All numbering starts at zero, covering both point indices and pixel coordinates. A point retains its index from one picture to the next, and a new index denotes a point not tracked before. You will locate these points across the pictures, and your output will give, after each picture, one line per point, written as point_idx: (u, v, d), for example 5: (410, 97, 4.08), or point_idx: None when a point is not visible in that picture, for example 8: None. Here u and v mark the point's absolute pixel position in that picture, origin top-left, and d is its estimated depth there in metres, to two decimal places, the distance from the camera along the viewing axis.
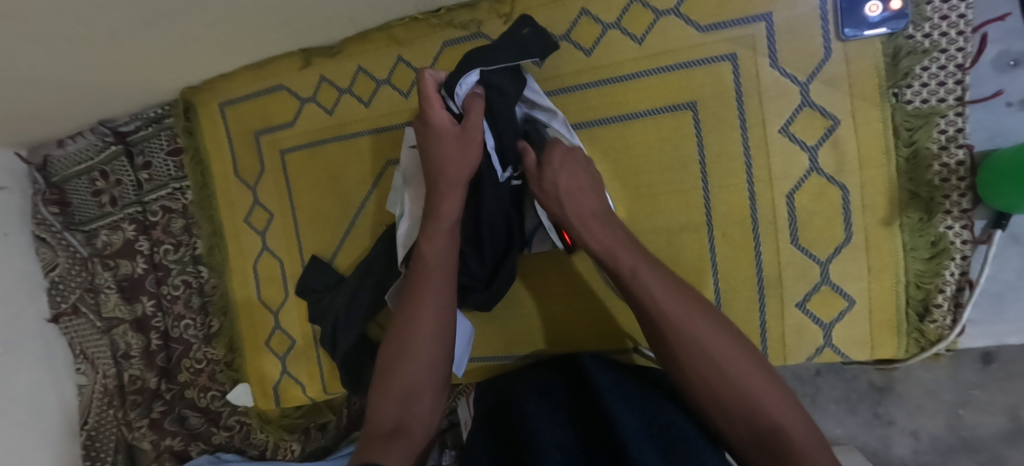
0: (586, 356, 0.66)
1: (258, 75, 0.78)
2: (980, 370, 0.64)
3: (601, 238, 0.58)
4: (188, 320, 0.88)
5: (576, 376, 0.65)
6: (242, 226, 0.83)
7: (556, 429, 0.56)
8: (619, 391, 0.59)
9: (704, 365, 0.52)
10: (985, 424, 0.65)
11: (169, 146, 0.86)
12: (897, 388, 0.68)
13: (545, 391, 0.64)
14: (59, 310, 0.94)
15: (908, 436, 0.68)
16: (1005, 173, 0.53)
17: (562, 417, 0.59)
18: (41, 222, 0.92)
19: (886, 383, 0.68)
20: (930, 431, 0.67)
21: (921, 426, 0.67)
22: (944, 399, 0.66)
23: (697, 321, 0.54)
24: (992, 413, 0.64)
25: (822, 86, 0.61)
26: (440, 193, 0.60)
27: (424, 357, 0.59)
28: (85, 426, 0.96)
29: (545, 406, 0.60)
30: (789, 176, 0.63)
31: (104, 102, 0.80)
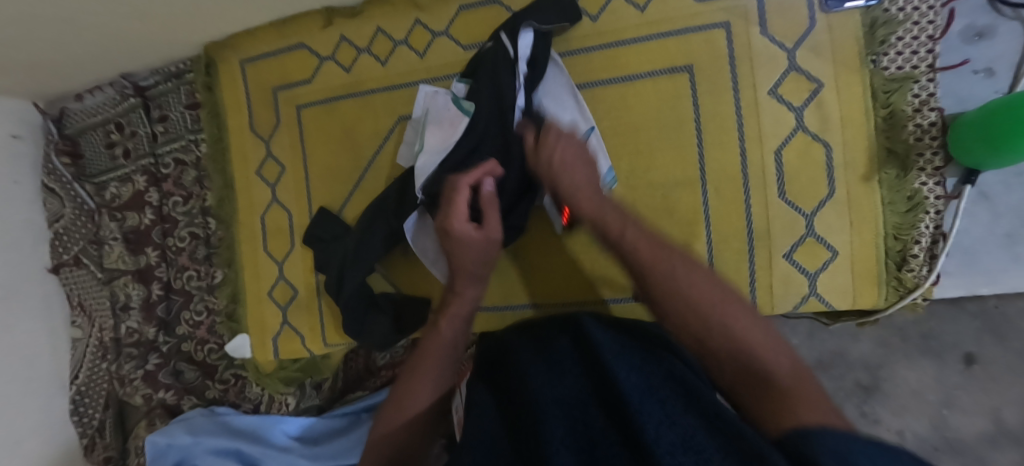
0: (613, 359, 0.53)
1: (281, 33, 0.82)
2: (964, 372, 0.72)
3: (588, 204, 0.60)
4: (191, 271, 0.89)
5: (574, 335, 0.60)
6: (254, 178, 0.86)
7: (558, 390, 0.54)
8: (618, 344, 0.57)
9: (688, 306, 0.51)
10: (968, 423, 0.71)
11: (187, 100, 0.88)
12: (883, 388, 0.74)
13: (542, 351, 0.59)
14: (61, 261, 0.95)
15: (895, 436, 0.74)
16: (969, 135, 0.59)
17: (567, 384, 0.55)
18: (52, 172, 0.94)
19: (874, 382, 0.75)
20: (916, 431, 0.73)
21: (907, 424, 0.73)
22: (928, 399, 0.73)
23: (676, 267, 0.53)
24: (975, 414, 0.71)
25: (807, 53, 0.67)
26: (458, 235, 0.62)
27: (432, 383, 0.65)
28: (77, 381, 0.95)
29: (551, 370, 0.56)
30: (777, 135, 0.68)
31: (129, 52, 0.84)
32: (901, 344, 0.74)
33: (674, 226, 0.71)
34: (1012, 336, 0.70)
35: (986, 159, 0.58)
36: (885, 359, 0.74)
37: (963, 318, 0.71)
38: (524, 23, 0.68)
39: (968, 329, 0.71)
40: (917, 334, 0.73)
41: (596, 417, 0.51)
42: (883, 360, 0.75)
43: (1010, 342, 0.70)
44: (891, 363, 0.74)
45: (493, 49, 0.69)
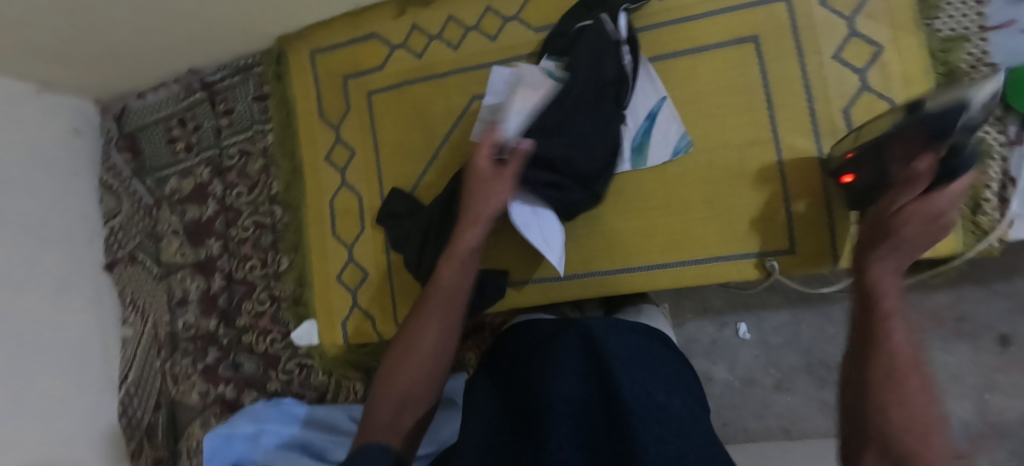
0: (620, 374, 0.52)
1: (354, 23, 0.85)
2: (1000, 353, 0.77)
3: (900, 221, 0.49)
4: (254, 260, 0.89)
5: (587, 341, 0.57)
6: (322, 163, 0.87)
7: (570, 392, 0.52)
8: (624, 349, 0.56)
9: (891, 307, 0.45)
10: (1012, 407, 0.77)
11: (255, 92, 0.90)
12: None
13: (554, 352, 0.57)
14: (115, 258, 0.93)
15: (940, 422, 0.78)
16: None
17: (578, 384, 0.53)
18: (111, 168, 0.95)
19: None
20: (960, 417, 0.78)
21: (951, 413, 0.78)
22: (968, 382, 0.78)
23: (890, 258, 0.48)
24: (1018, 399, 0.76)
25: (865, 20, 0.72)
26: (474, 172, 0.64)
27: (439, 329, 0.58)
28: (127, 382, 0.92)
29: (565, 365, 0.54)
30: (843, 95, 0.72)
31: (202, 46, 0.86)
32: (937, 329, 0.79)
33: (751, 185, 0.73)
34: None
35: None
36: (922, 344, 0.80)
37: (994, 299, 0.77)
38: (619, 5, 0.72)
39: (1000, 310, 0.76)
40: (951, 318, 0.78)
41: (595, 415, 0.50)
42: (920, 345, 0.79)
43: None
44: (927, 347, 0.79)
45: (590, 25, 0.71)
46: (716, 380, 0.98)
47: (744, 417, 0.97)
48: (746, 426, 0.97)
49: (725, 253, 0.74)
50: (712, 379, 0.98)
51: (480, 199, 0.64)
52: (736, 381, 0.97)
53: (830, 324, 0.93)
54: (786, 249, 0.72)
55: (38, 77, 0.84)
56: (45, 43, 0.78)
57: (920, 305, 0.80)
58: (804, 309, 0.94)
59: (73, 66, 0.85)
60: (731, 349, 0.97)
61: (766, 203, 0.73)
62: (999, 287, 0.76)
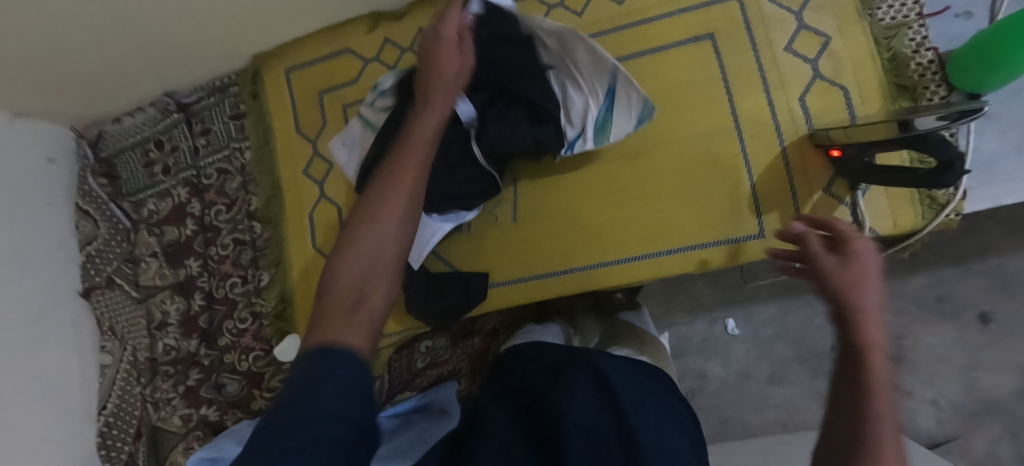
0: (633, 416, 0.53)
1: (328, 39, 0.87)
2: (982, 331, 0.85)
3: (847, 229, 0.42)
4: (235, 277, 0.89)
5: (597, 378, 0.58)
6: (301, 177, 0.88)
7: (581, 417, 0.53)
8: (632, 388, 0.57)
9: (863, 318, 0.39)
10: (996, 382, 0.85)
11: (232, 111, 0.92)
12: (908, 357, 0.88)
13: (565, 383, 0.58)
14: (93, 284, 0.92)
15: (930, 404, 0.87)
16: (964, 60, 0.68)
17: (590, 412, 0.54)
18: (88, 193, 0.94)
19: (900, 353, 0.89)
20: (950, 398, 0.86)
21: (939, 394, 0.87)
22: (955, 362, 0.86)
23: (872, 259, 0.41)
24: (1002, 373, 0.84)
25: (812, 13, 0.76)
26: (438, 33, 0.54)
27: (390, 241, 0.44)
28: (104, 411, 0.90)
29: (579, 397, 0.55)
30: (799, 83, 0.76)
31: (176, 69, 0.87)
32: (919, 311, 0.88)
33: (720, 173, 0.76)
34: (1019, 291, 0.84)
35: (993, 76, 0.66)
36: (906, 327, 0.88)
37: (971, 278, 0.86)
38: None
39: (978, 289, 0.85)
40: (933, 299, 0.87)
41: (609, 450, 0.51)
42: (903, 330, 0.88)
43: (1018, 297, 0.84)
44: (912, 330, 0.88)
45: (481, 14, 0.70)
46: (710, 378, 0.99)
47: (742, 413, 0.98)
48: (744, 421, 0.98)
49: (701, 241, 0.76)
50: (706, 377, 0.99)
51: (434, 68, 0.54)
52: (731, 377, 0.98)
53: (816, 313, 0.95)
54: (756, 233, 0.75)
55: (11, 105, 0.84)
56: (19, 71, 0.78)
57: (900, 289, 0.88)
58: (791, 300, 0.96)
59: (51, 94, 0.85)
60: (723, 345, 0.98)
61: (734, 190, 0.76)
62: (974, 267, 0.85)
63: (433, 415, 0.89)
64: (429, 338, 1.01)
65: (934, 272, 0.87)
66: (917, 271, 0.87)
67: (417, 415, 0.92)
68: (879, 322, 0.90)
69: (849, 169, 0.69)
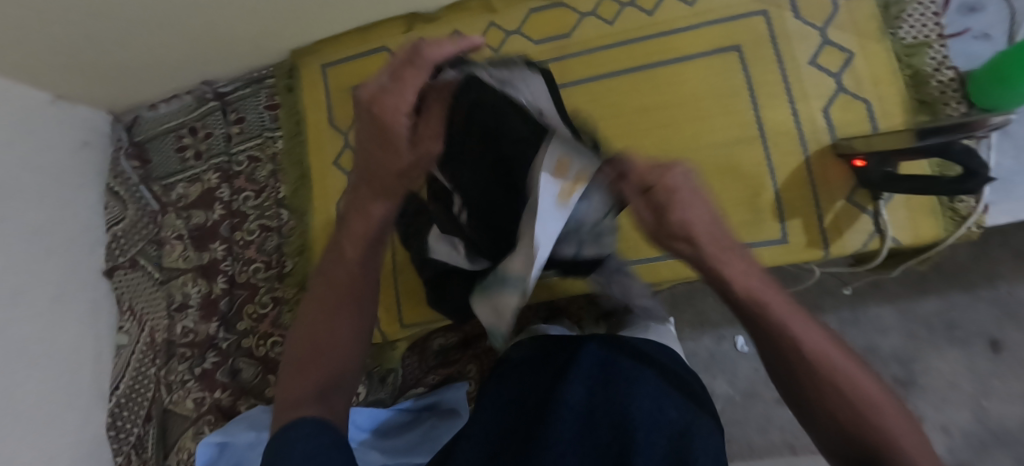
0: (625, 396, 0.58)
1: (364, 37, 0.90)
2: (992, 359, 0.85)
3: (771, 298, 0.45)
4: (259, 262, 0.90)
5: (601, 361, 0.63)
6: (330, 168, 0.90)
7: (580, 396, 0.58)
8: (632, 371, 0.62)
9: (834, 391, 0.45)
10: (1008, 413, 0.83)
11: (267, 102, 0.94)
12: (919, 382, 0.87)
13: (567, 366, 0.63)
14: (116, 264, 0.93)
15: (940, 431, 0.85)
16: (986, 79, 0.70)
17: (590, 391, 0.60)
18: (120, 175, 0.97)
19: (910, 376, 0.87)
20: (962, 428, 0.85)
21: (951, 421, 0.85)
22: (966, 389, 0.85)
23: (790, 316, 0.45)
24: (1013, 403, 0.83)
25: (835, 30, 0.78)
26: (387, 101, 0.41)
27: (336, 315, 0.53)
28: (117, 391, 0.90)
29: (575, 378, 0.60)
30: (821, 96, 0.78)
31: (216, 60, 0.90)
32: (929, 336, 0.87)
33: (741, 179, 0.78)
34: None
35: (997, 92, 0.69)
36: (916, 352, 0.87)
37: (981, 305, 0.85)
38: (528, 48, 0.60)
39: (988, 317, 0.85)
40: (942, 325, 0.87)
41: (599, 425, 0.56)
42: (913, 354, 0.87)
43: None
44: (922, 355, 0.87)
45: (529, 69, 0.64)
46: (716, 395, 0.99)
47: (748, 432, 0.97)
48: (750, 441, 0.97)
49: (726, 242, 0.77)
50: (714, 394, 0.99)
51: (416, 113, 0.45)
52: (737, 395, 0.98)
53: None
54: (778, 239, 0.76)
55: (53, 87, 0.87)
56: (65, 55, 0.81)
57: (910, 313, 0.88)
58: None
59: (92, 79, 0.88)
60: (731, 362, 0.99)
61: (756, 196, 0.77)
62: (985, 294, 0.85)
63: (444, 413, 0.88)
64: (441, 337, 1.00)
65: (945, 296, 0.87)
66: (927, 295, 0.87)
67: (427, 412, 0.90)
68: (886, 345, 0.88)
69: (868, 179, 0.71)
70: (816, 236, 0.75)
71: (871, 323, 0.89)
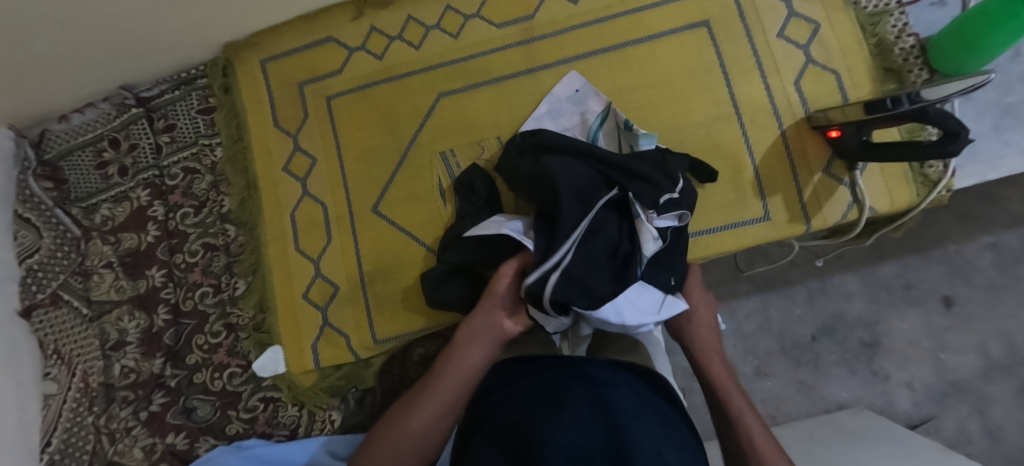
0: (632, 431, 0.42)
1: (307, 27, 0.81)
2: (946, 314, 0.88)
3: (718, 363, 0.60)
4: (206, 287, 0.80)
5: (590, 396, 0.47)
6: (280, 175, 0.81)
7: (572, 443, 0.41)
8: (631, 409, 0.46)
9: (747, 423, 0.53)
10: (962, 364, 0.87)
11: (200, 105, 0.84)
12: (882, 343, 0.89)
13: (542, 402, 0.47)
14: (34, 302, 0.80)
15: (906, 387, 0.88)
16: (949, 46, 0.71)
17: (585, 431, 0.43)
18: (29, 198, 0.84)
19: (874, 339, 0.89)
20: (922, 381, 0.88)
21: (914, 377, 0.88)
22: (924, 346, 0.88)
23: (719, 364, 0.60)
24: (964, 355, 0.87)
25: (801, 1, 0.77)
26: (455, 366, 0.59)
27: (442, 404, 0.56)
28: (49, 448, 0.78)
29: (563, 420, 0.43)
30: (792, 69, 0.77)
31: (137, 59, 0.79)
32: (889, 298, 0.89)
33: (720, 157, 0.76)
34: (975, 277, 0.88)
35: (960, 54, 0.70)
36: (879, 314, 0.89)
37: (932, 265, 0.89)
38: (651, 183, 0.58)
39: (940, 275, 0.88)
40: (900, 286, 0.89)
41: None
42: (876, 318, 0.89)
43: (974, 282, 0.88)
44: (885, 318, 0.89)
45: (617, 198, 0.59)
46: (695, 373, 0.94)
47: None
48: None
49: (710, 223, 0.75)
50: (694, 375, 0.94)
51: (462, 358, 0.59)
52: None
53: (796, 304, 0.91)
54: (761, 217, 0.75)
55: None
56: None
57: (869, 278, 0.90)
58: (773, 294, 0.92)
59: None
60: None
61: (736, 174, 0.75)
62: (934, 254, 0.89)
63: None
64: None
65: (899, 259, 0.89)
66: (886, 260, 0.89)
67: None
68: (852, 311, 0.90)
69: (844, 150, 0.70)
70: (795, 207, 0.75)
71: (836, 291, 0.90)
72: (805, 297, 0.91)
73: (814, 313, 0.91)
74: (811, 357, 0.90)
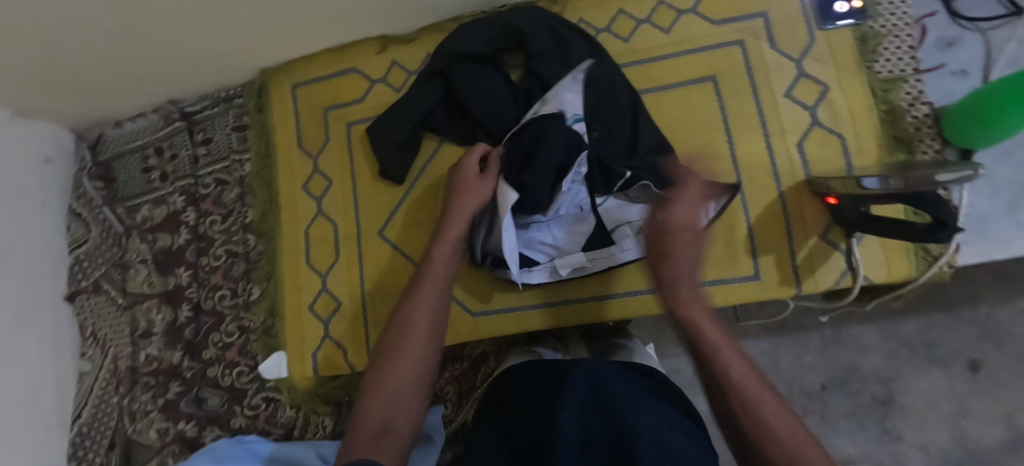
0: (638, 415, 0.54)
1: (336, 58, 0.88)
2: (971, 378, 0.84)
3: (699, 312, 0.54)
4: (225, 289, 0.88)
5: (592, 384, 0.59)
6: (300, 192, 0.88)
7: (581, 426, 0.54)
8: (628, 398, 0.57)
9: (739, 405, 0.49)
10: (986, 431, 0.82)
11: (235, 122, 0.92)
12: (898, 401, 0.86)
13: (557, 393, 0.58)
14: (78, 288, 0.91)
15: (919, 451, 0.84)
16: (962, 119, 0.69)
17: (590, 414, 0.55)
18: (82, 195, 0.94)
19: (890, 395, 0.86)
20: (939, 445, 0.84)
21: (929, 439, 0.84)
22: (944, 408, 0.84)
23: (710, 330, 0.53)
24: (990, 423, 0.82)
25: (812, 61, 0.77)
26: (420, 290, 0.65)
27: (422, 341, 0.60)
28: (79, 420, 0.87)
29: (569, 403, 0.55)
30: (797, 129, 0.77)
31: (183, 78, 0.88)
32: (910, 356, 0.86)
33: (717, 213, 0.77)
34: (1009, 342, 0.83)
35: (964, 126, 0.69)
36: (897, 371, 0.86)
37: (961, 327, 0.85)
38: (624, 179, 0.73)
39: (968, 338, 0.84)
40: (922, 344, 0.86)
41: (596, 457, 0.51)
42: (894, 373, 0.86)
43: (1006, 347, 0.83)
44: (903, 375, 0.86)
45: None
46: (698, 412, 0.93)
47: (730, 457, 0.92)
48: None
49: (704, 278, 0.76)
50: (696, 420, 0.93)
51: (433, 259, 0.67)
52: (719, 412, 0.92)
53: (807, 352, 0.89)
54: (751, 275, 0.75)
55: (15, 106, 0.84)
56: (21, 69, 0.78)
57: (890, 333, 0.87)
58: (783, 338, 0.90)
59: (53, 96, 0.85)
60: None
61: (729, 229, 0.76)
62: (964, 315, 0.84)
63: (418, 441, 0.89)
64: None
65: (925, 316, 0.86)
66: (909, 315, 0.86)
67: None
68: (867, 365, 0.87)
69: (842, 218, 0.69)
70: (788, 270, 0.75)
71: (853, 342, 0.88)
72: (818, 345, 0.89)
73: (827, 362, 0.88)
74: (819, 407, 0.88)
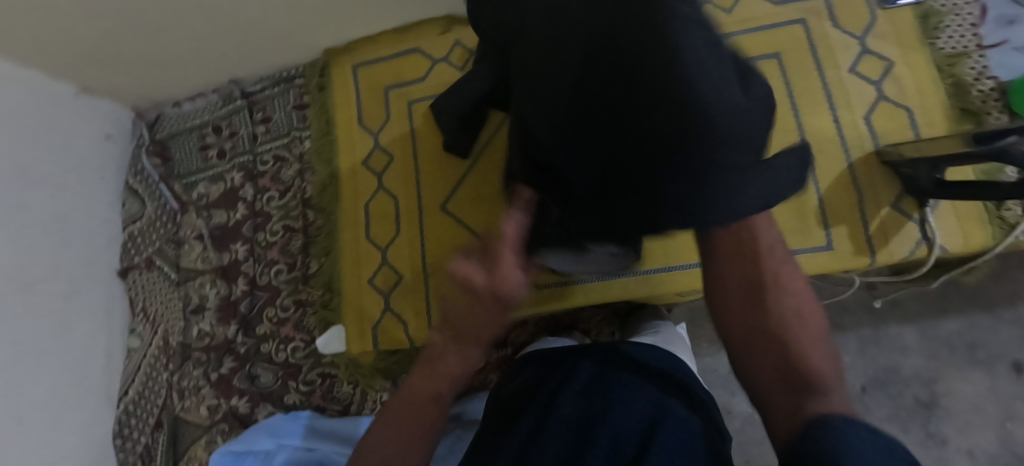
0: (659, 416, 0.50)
1: (399, 39, 0.89)
2: (1016, 380, 0.79)
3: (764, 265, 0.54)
4: (281, 264, 0.88)
5: (599, 372, 0.56)
6: (360, 168, 0.88)
7: (580, 415, 0.51)
8: (634, 392, 0.53)
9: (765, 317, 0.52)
10: None
11: (296, 101, 0.93)
12: (941, 404, 0.81)
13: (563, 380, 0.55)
14: (131, 264, 0.89)
15: (965, 455, 0.79)
16: None
17: (596, 406, 0.52)
18: (139, 172, 0.94)
19: (933, 398, 0.81)
20: (985, 449, 0.78)
21: (975, 443, 0.79)
22: (989, 411, 0.79)
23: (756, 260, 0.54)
24: None
25: (875, 39, 0.79)
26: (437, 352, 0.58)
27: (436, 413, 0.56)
28: (126, 397, 0.84)
29: (569, 391, 0.53)
30: (864, 103, 0.77)
31: (249, 57, 0.89)
32: (951, 356, 0.82)
33: None
34: None
35: None
36: (939, 372, 0.81)
37: (1004, 327, 0.81)
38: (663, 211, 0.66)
39: (1014, 337, 0.80)
40: (963, 345, 0.82)
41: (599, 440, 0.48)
42: (936, 374, 0.81)
43: None
44: (946, 376, 0.81)
45: None
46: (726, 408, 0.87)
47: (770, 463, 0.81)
48: None
49: None
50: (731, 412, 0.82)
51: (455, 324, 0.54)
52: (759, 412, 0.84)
53: (846, 353, 0.84)
54: (825, 246, 0.74)
55: (81, 79, 0.84)
56: (100, 44, 0.78)
57: (929, 332, 0.83)
58: None
59: (124, 71, 0.85)
60: None
61: (800, 201, 0.76)
62: (1006, 315, 0.81)
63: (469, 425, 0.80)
64: None
65: (964, 316, 0.82)
66: (947, 314, 0.82)
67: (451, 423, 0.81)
68: (908, 366, 0.82)
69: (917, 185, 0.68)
70: (862, 243, 0.74)
71: (892, 342, 0.83)
72: (856, 346, 0.84)
73: (866, 363, 0.83)
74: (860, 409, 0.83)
